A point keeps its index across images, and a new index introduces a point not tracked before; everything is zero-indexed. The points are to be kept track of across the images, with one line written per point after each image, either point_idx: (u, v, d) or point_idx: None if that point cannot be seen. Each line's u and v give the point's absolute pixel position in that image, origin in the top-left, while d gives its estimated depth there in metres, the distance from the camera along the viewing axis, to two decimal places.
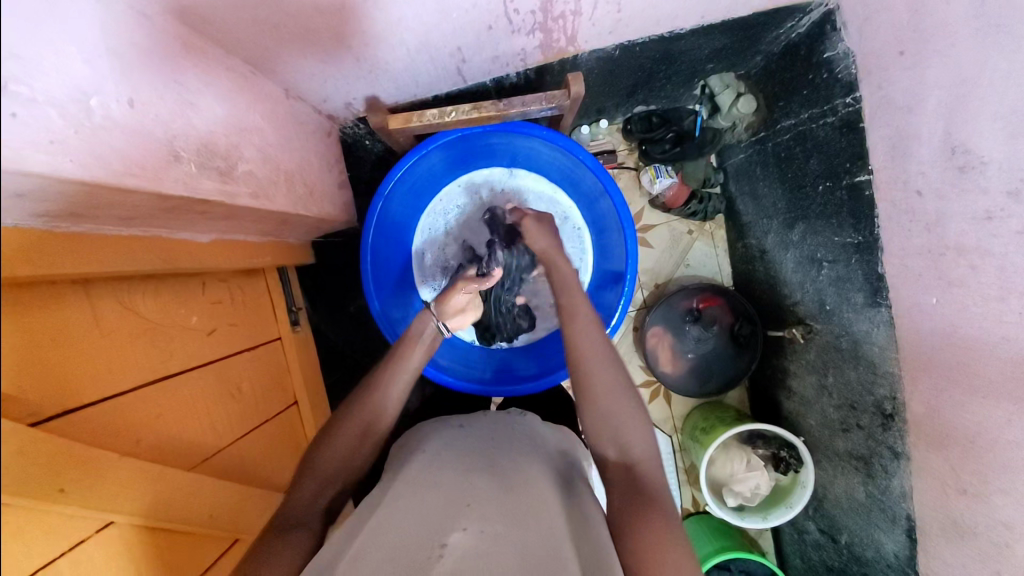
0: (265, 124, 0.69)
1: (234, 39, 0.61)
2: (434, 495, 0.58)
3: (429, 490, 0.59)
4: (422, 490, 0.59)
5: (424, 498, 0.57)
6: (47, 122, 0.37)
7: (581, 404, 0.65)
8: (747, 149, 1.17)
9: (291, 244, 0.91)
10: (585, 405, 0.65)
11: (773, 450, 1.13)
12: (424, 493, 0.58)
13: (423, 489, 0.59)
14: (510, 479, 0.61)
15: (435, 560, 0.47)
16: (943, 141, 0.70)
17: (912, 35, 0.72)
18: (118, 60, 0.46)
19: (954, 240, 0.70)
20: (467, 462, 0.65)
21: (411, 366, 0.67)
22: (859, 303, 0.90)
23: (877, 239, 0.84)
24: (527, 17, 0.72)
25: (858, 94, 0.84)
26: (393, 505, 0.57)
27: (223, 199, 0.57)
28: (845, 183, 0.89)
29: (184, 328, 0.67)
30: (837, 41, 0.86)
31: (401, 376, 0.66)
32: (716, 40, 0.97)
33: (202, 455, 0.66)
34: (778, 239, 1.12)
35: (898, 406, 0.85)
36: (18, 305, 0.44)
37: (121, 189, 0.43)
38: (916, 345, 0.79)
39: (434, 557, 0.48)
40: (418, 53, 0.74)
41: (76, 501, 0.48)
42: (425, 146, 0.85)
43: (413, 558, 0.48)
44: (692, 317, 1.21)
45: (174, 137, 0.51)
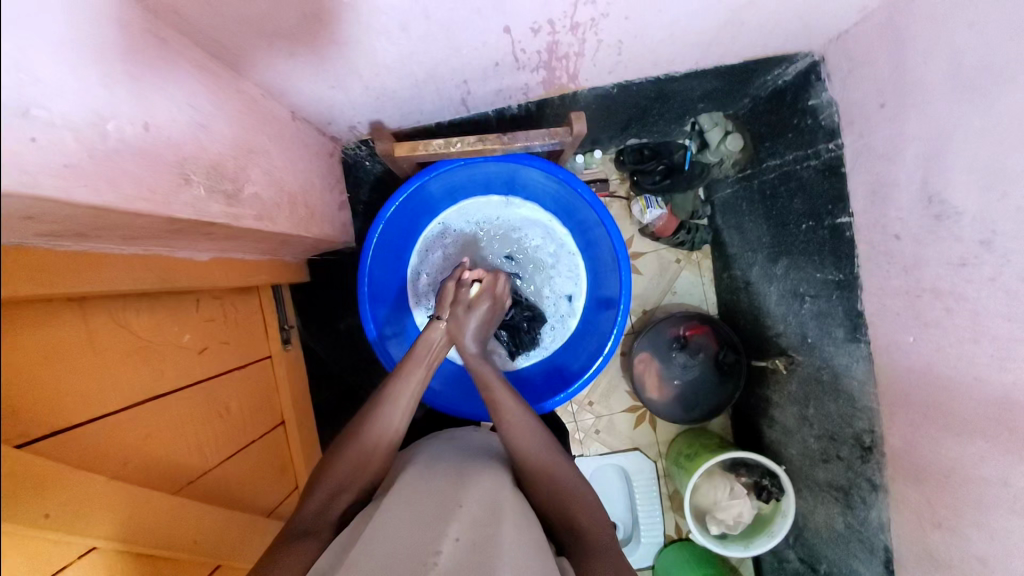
0: (272, 146, 0.69)
1: (249, 63, 0.62)
2: (425, 501, 0.58)
3: (422, 496, 0.59)
4: (416, 496, 0.60)
5: (416, 505, 0.58)
6: (64, 146, 0.37)
7: None
8: (734, 185, 1.22)
9: (286, 262, 0.91)
10: None
11: (755, 478, 1.14)
12: (418, 499, 0.59)
13: (416, 498, 0.59)
14: (503, 491, 0.62)
15: (429, 566, 0.47)
16: (920, 190, 0.74)
17: (892, 89, 0.77)
18: (134, 82, 0.46)
19: (930, 283, 0.74)
20: (458, 471, 0.65)
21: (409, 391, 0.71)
22: (840, 338, 0.94)
23: (857, 277, 0.89)
24: (533, 56, 0.75)
25: (840, 141, 0.89)
26: (387, 514, 0.57)
27: (229, 221, 0.57)
28: (827, 224, 0.94)
29: (176, 346, 0.66)
30: (821, 91, 0.92)
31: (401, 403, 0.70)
32: (709, 82, 1.02)
33: (188, 478, 0.65)
34: (762, 272, 1.16)
35: (877, 439, 0.89)
36: (9, 322, 0.44)
37: (132, 213, 0.43)
38: (893, 380, 0.83)
39: (428, 563, 0.47)
40: (425, 83, 0.76)
41: (62, 527, 0.47)
42: (427, 173, 0.86)
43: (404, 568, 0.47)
44: (679, 344, 1.24)
45: (185, 160, 0.51)
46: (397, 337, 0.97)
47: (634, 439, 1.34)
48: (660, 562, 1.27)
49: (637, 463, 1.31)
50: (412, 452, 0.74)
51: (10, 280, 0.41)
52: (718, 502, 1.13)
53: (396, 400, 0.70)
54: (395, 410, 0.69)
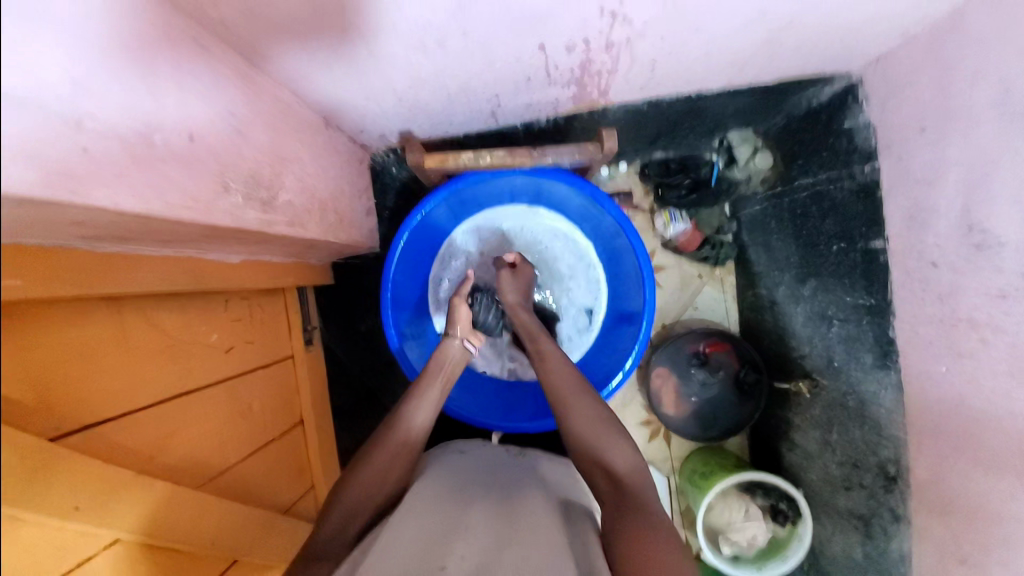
0: (306, 154, 0.71)
1: (289, 73, 0.63)
2: (433, 520, 0.59)
3: (432, 514, 0.60)
4: (426, 513, 0.60)
5: (426, 523, 0.58)
6: (113, 156, 0.39)
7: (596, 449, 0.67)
8: (763, 202, 1.19)
9: (313, 265, 0.93)
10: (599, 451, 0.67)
11: (772, 501, 1.12)
12: (428, 516, 0.59)
13: (425, 515, 0.60)
14: (510, 506, 0.63)
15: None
16: (961, 217, 0.71)
17: (934, 112, 0.75)
18: (182, 93, 0.47)
19: (966, 313, 0.72)
20: (463, 493, 0.66)
21: (433, 400, 0.73)
22: (869, 365, 0.91)
23: (890, 304, 0.86)
24: (565, 72, 0.75)
25: (877, 163, 0.87)
26: (399, 526, 0.57)
27: (263, 228, 0.58)
28: (860, 247, 0.91)
29: (203, 345, 0.67)
30: (859, 112, 0.90)
31: (423, 416, 0.71)
32: (741, 100, 1.01)
33: (208, 475, 0.66)
34: (789, 291, 1.13)
35: (902, 471, 0.86)
36: (39, 322, 0.46)
37: (174, 220, 0.45)
38: (924, 412, 0.80)
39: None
40: (458, 96, 0.77)
41: (91, 521, 0.49)
42: (455, 183, 0.87)
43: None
44: (699, 361, 1.21)
45: (225, 169, 0.52)
46: (416, 340, 0.98)
47: (648, 455, 1.32)
48: None
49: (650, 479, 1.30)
50: (424, 464, 0.75)
51: (47, 280, 0.43)
52: (731, 523, 1.11)
53: (415, 410, 0.71)
54: (418, 409, 0.71)
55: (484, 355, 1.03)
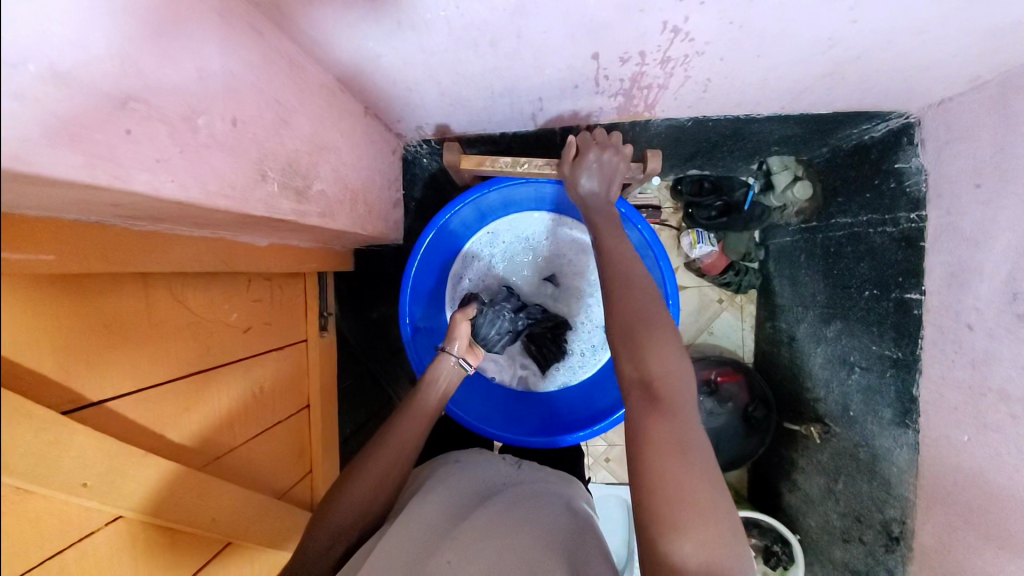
0: (343, 142, 0.70)
1: (333, 59, 0.61)
2: (420, 539, 0.58)
3: (422, 532, 0.59)
4: (415, 532, 0.59)
5: (414, 543, 0.58)
6: (156, 140, 0.38)
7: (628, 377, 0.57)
8: (795, 234, 1.16)
9: (336, 251, 0.92)
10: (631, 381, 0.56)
11: (766, 542, 1.09)
12: (419, 535, 0.59)
13: (413, 534, 0.59)
14: (507, 516, 0.63)
15: None
16: (1004, 284, 0.68)
17: (993, 170, 0.71)
18: (230, 77, 0.46)
19: (997, 383, 0.69)
20: (462, 507, 0.65)
21: (426, 404, 0.75)
22: (887, 419, 0.89)
23: (917, 359, 0.83)
24: (615, 84, 0.72)
25: (924, 214, 0.83)
26: (385, 550, 0.57)
27: (295, 218, 0.57)
28: (893, 297, 0.88)
29: (223, 325, 0.67)
30: (912, 155, 0.85)
31: (418, 419, 0.73)
32: (789, 128, 0.98)
33: (213, 455, 0.66)
34: (811, 330, 1.11)
35: (907, 532, 0.84)
36: (72, 298, 0.45)
37: (210, 209, 0.44)
38: (939, 476, 0.78)
39: None
40: (501, 96, 0.74)
41: (98, 497, 0.49)
42: (487, 187, 0.85)
43: None
44: (709, 390, 1.19)
45: (265, 156, 0.51)
46: (430, 336, 0.97)
47: None
48: None
49: None
50: (422, 473, 0.75)
51: (79, 255, 0.42)
52: None
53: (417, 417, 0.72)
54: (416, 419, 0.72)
55: (497, 362, 1.03)
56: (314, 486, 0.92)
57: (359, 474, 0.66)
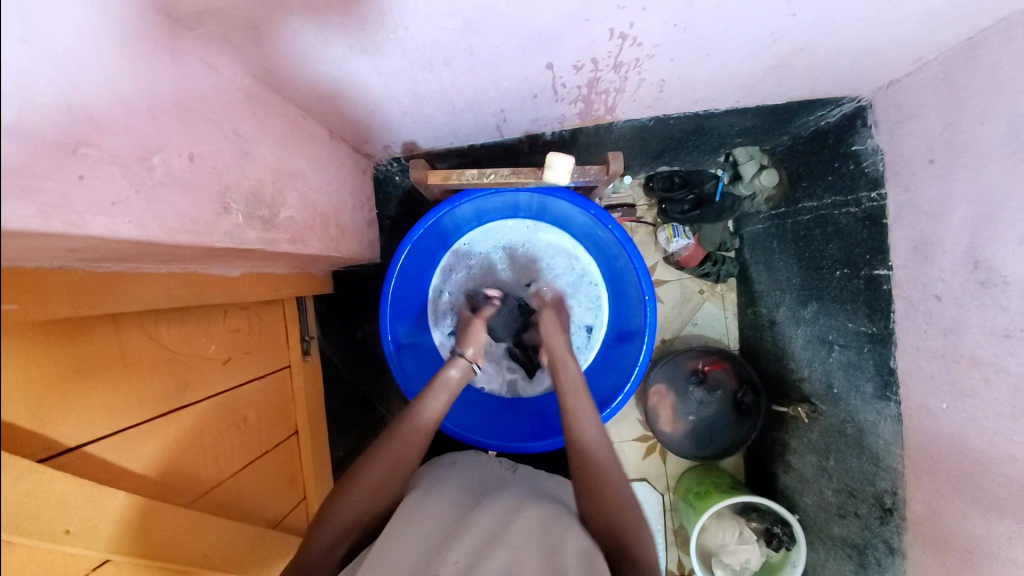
0: (309, 168, 0.70)
1: (292, 87, 0.62)
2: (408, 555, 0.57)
3: (412, 548, 0.58)
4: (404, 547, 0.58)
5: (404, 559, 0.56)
6: (111, 183, 0.38)
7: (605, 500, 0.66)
8: (766, 221, 1.19)
9: (314, 274, 0.92)
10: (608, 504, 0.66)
11: (766, 525, 1.09)
12: (408, 549, 0.58)
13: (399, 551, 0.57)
14: (499, 516, 0.62)
15: None
16: (965, 254, 0.70)
17: (944, 146, 0.73)
18: (184, 115, 0.47)
19: (969, 350, 0.71)
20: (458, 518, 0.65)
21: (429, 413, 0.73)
22: (869, 394, 0.90)
23: (891, 332, 0.85)
24: (573, 90, 0.74)
25: (883, 191, 0.85)
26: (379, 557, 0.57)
27: (264, 246, 0.58)
28: (863, 274, 0.90)
29: (201, 358, 0.67)
30: (867, 137, 0.88)
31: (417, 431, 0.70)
32: (748, 120, 1.01)
33: (201, 490, 0.66)
34: (789, 312, 1.13)
35: (899, 502, 0.85)
36: (40, 345, 0.45)
37: (173, 244, 0.44)
38: (924, 445, 0.79)
39: None
40: (464, 111, 0.76)
41: (83, 542, 0.49)
42: (458, 200, 0.86)
43: None
44: (697, 379, 1.21)
45: (227, 188, 0.52)
46: (413, 350, 0.97)
47: (643, 469, 1.31)
48: None
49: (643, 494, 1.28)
50: (411, 480, 0.75)
51: (42, 301, 0.42)
52: (725, 545, 1.09)
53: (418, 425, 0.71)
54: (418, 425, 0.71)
55: (486, 371, 1.02)
56: (308, 511, 0.92)
57: (348, 495, 0.65)
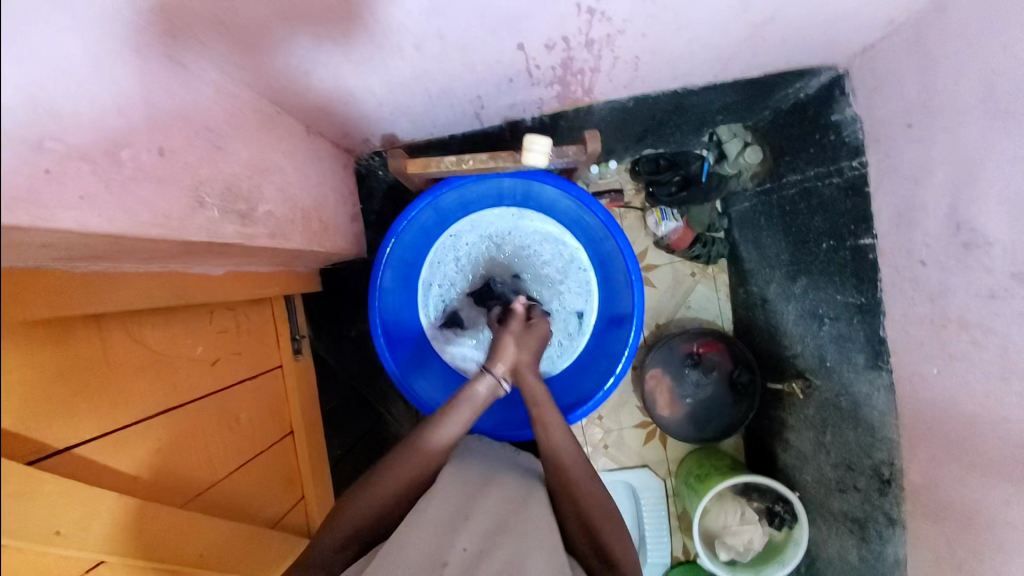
0: (286, 162, 0.70)
1: (264, 80, 0.62)
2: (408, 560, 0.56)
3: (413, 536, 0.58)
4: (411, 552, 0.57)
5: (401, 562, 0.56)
6: (80, 177, 0.38)
7: None
8: (752, 199, 1.19)
9: (300, 273, 0.92)
10: None
11: (767, 504, 1.10)
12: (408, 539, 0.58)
13: (398, 554, 0.57)
14: (497, 520, 0.63)
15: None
16: (948, 217, 0.70)
17: (921, 110, 0.73)
18: (152, 109, 0.46)
19: (956, 313, 0.71)
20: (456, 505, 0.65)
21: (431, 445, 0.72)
22: (861, 364, 0.90)
23: (879, 301, 0.85)
24: (547, 72, 0.74)
25: (865, 160, 0.85)
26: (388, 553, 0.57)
27: (241, 241, 0.57)
28: (849, 245, 0.90)
29: (189, 359, 0.66)
30: (846, 106, 0.88)
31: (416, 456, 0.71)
32: (728, 95, 1.02)
33: (196, 491, 0.66)
34: (780, 289, 1.13)
35: (896, 472, 0.84)
36: (23, 346, 0.45)
37: (145, 239, 0.44)
38: (917, 412, 0.79)
39: None
40: (440, 98, 0.76)
41: (73, 544, 0.49)
42: (439, 189, 0.86)
43: None
44: (692, 361, 1.21)
45: (200, 183, 0.52)
46: (402, 344, 0.97)
47: (644, 455, 1.30)
48: None
49: (644, 479, 1.28)
50: None
51: (17, 300, 0.42)
52: (728, 527, 1.09)
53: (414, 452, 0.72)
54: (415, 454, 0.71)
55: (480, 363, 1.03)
56: (306, 510, 0.92)
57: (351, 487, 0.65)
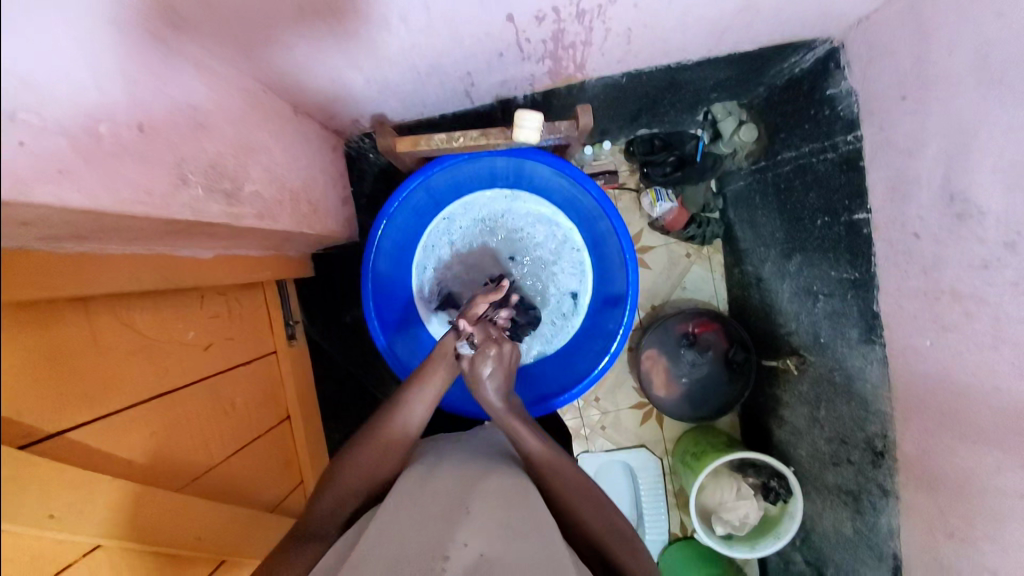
0: (273, 142, 0.69)
1: (246, 57, 0.61)
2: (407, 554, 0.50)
3: (411, 515, 0.58)
4: (401, 531, 0.55)
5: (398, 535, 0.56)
6: (57, 151, 0.37)
7: None
8: (746, 177, 1.18)
9: (291, 257, 0.91)
10: None
11: (763, 479, 1.10)
12: (406, 518, 0.57)
13: (395, 546, 0.53)
14: (503, 520, 0.55)
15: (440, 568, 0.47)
16: (942, 189, 0.70)
17: (915, 80, 0.73)
18: (131, 83, 0.45)
19: (949, 285, 0.71)
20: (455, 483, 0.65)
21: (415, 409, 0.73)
22: (854, 339, 0.91)
23: (873, 276, 0.85)
24: (538, 46, 0.73)
25: (859, 133, 0.84)
26: (381, 528, 0.57)
27: (228, 221, 0.56)
28: (844, 220, 0.90)
29: (180, 343, 0.66)
30: (840, 80, 0.87)
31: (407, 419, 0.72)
32: (722, 70, 1.01)
33: (192, 475, 0.66)
34: (775, 268, 1.13)
35: (890, 444, 0.85)
36: (16, 328, 0.44)
37: (127, 215, 0.43)
38: (910, 384, 0.79)
39: (438, 566, 0.47)
40: (429, 75, 0.74)
41: (67, 528, 0.48)
42: (430, 168, 0.85)
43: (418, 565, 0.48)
44: (688, 342, 1.21)
45: (183, 160, 0.50)
46: (398, 328, 0.96)
47: (641, 436, 1.31)
48: (664, 561, 1.24)
49: (641, 459, 1.29)
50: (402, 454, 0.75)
51: (9, 281, 0.41)
52: (723, 503, 1.10)
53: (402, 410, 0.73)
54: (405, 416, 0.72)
55: None
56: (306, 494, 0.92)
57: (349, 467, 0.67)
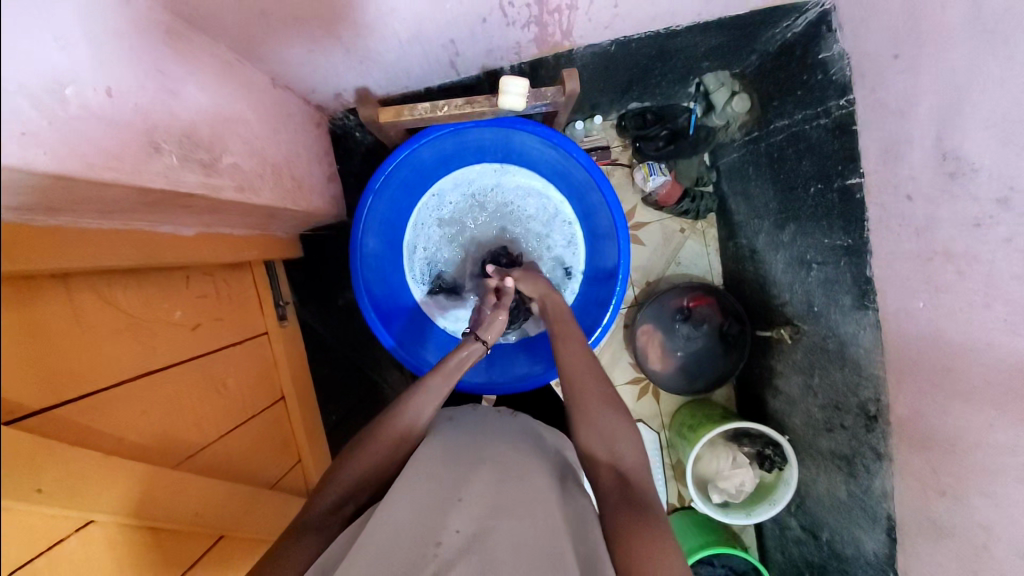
0: (252, 115, 0.68)
1: (221, 25, 0.59)
2: (402, 540, 0.52)
3: (407, 490, 0.57)
4: (397, 510, 0.55)
5: (394, 507, 0.55)
6: (19, 112, 0.36)
7: (588, 425, 0.66)
8: (740, 149, 1.16)
9: (278, 238, 0.91)
10: (592, 430, 0.66)
11: (758, 448, 1.11)
12: (404, 493, 0.57)
13: (391, 524, 0.53)
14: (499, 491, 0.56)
15: (430, 557, 0.49)
16: (935, 147, 0.69)
17: (907, 38, 0.72)
18: (98, 47, 0.44)
19: (942, 245, 0.70)
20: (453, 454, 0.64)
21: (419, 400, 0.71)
22: (847, 305, 0.90)
23: (865, 242, 0.84)
24: (522, 9, 0.71)
25: (852, 97, 0.84)
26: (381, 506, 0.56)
27: (206, 192, 0.56)
28: (837, 186, 0.89)
29: (166, 323, 0.65)
30: (832, 43, 0.86)
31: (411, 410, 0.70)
32: (712, 37, 0.99)
33: (186, 453, 0.65)
34: (769, 239, 1.12)
35: (882, 407, 0.86)
36: (11, 296, 0.43)
37: (99, 181, 0.42)
38: (902, 347, 0.79)
39: (429, 554, 0.50)
40: (412, 43, 0.72)
41: (61, 501, 0.47)
42: (417, 141, 0.84)
43: (409, 554, 0.50)
44: (682, 316, 1.21)
45: (155, 128, 0.49)
46: (390, 307, 0.96)
47: (638, 411, 1.32)
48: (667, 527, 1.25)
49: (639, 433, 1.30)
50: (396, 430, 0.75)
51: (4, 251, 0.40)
52: (720, 471, 1.11)
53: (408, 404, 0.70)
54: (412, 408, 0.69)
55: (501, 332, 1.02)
56: (306, 473, 0.93)
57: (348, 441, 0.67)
